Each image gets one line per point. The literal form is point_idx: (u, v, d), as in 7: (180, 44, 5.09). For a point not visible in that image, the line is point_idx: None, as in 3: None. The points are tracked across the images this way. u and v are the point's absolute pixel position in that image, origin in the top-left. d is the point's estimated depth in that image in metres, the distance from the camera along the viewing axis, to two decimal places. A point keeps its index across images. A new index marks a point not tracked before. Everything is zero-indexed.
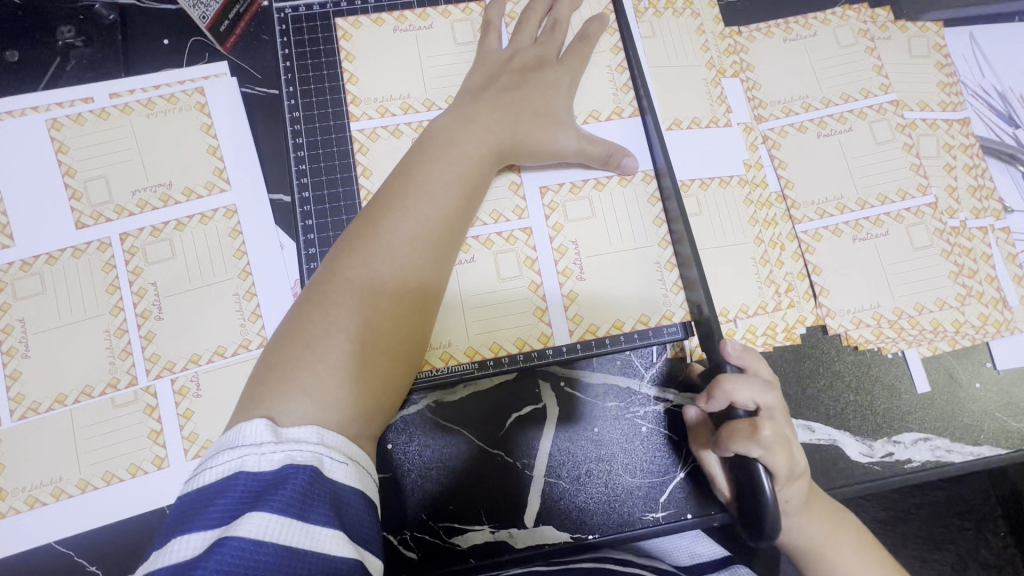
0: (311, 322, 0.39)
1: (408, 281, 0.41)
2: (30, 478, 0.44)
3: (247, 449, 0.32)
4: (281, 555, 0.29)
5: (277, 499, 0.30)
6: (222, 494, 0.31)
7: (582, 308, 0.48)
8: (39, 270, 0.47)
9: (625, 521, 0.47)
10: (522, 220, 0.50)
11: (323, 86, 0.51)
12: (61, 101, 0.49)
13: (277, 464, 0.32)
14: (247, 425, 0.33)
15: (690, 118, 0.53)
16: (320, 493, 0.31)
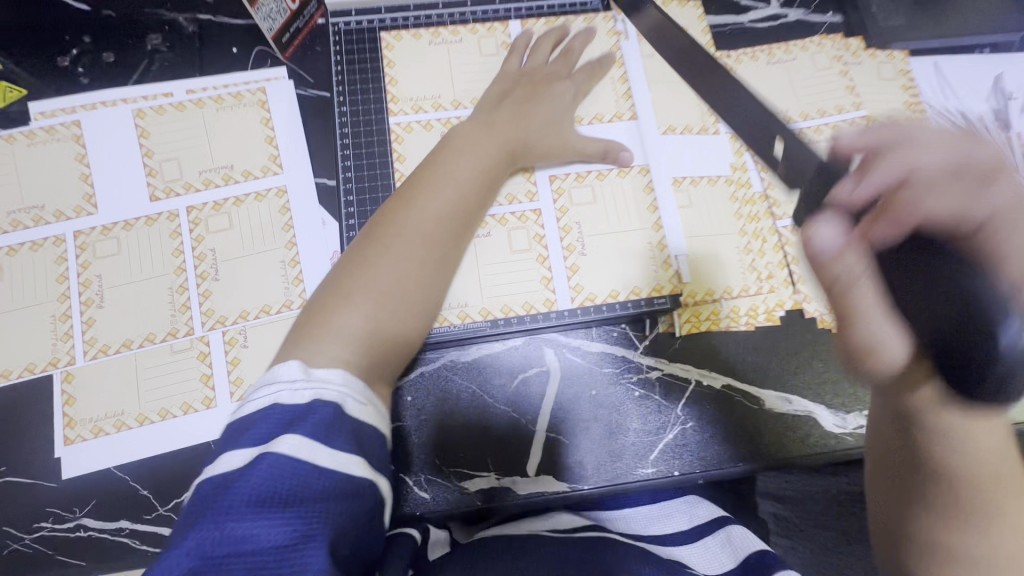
0: (341, 293, 0.44)
1: (426, 261, 0.48)
2: (97, 411, 0.50)
3: (282, 385, 0.37)
4: (311, 471, 0.33)
5: (307, 424, 0.35)
6: (260, 420, 0.36)
7: (583, 278, 0.56)
8: (117, 234, 0.55)
9: (618, 475, 0.52)
10: (533, 203, 0.57)
11: (369, 89, 0.59)
12: (145, 94, 0.58)
13: (308, 399, 0.37)
14: (282, 366, 0.38)
15: (683, 126, 0.60)
16: (343, 425, 0.36)
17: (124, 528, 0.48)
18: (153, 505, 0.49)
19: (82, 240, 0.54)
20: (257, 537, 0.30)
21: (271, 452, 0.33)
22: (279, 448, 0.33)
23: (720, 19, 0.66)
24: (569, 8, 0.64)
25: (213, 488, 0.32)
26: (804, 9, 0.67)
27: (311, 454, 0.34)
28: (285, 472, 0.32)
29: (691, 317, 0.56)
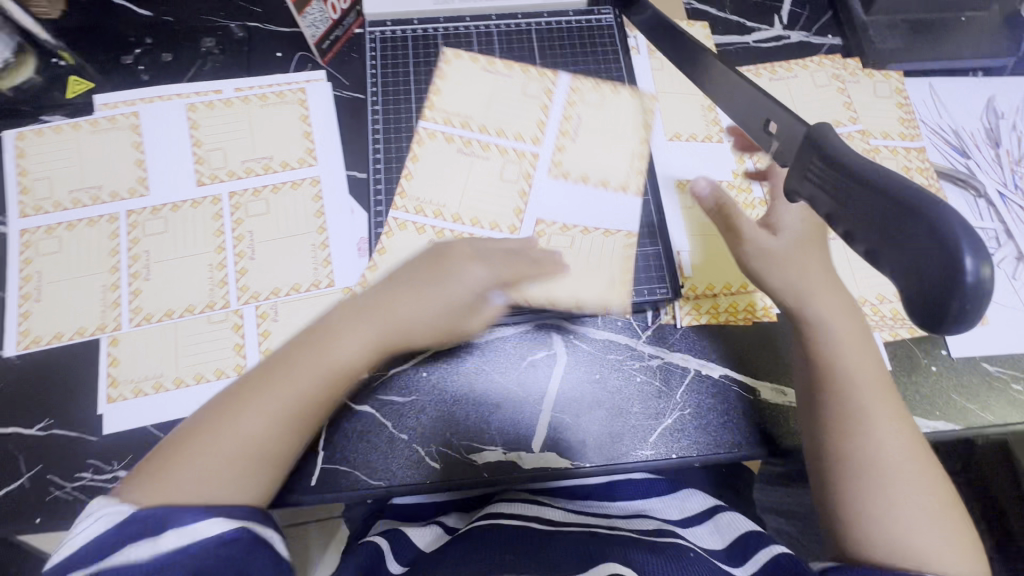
0: (175, 458, 0.44)
1: (289, 388, 0.47)
2: (139, 373, 0.55)
3: (103, 513, 0.41)
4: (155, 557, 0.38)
5: (144, 531, 0.39)
6: (88, 549, 0.39)
7: (592, 269, 0.59)
8: (165, 215, 0.60)
9: (620, 455, 0.55)
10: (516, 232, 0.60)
11: (401, 97, 0.65)
12: (198, 91, 0.64)
13: (125, 519, 0.40)
14: (91, 504, 0.42)
15: (688, 134, 0.65)
16: (156, 515, 0.40)
17: None
18: None
19: (134, 218, 0.60)
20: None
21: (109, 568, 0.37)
22: (124, 555, 0.38)
23: (726, 39, 0.71)
24: (585, 25, 0.69)
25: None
26: (805, 32, 0.72)
27: (146, 535, 0.39)
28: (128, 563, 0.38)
29: (692, 309, 0.59)
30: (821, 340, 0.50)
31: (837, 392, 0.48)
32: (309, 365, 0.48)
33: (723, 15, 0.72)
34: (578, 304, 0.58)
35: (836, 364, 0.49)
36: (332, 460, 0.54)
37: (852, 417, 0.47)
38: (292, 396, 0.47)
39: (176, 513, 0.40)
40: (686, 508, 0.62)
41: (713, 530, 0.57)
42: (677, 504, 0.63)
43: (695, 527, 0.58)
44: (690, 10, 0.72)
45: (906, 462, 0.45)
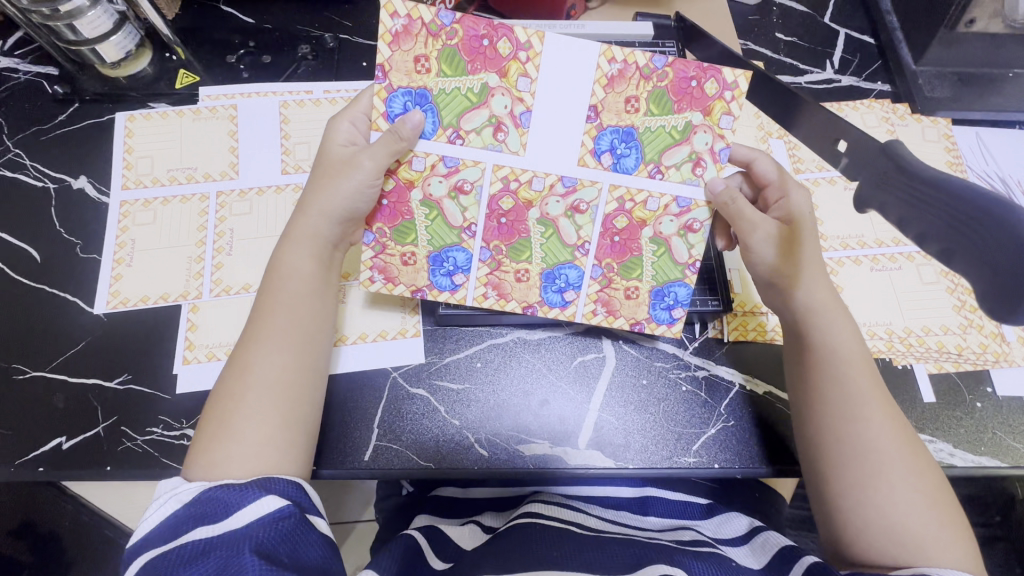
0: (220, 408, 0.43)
1: (298, 322, 0.46)
2: (214, 339, 0.58)
3: (167, 496, 0.40)
4: (226, 532, 0.36)
5: (214, 509, 0.37)
6: (159, 529, 0.38)
7: None
8: (251, 198, 0.65)
9: (663, 459, 0.56)
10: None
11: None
12: (291, 90, 0.70)
13: (192, 496, 0.39)
14: (161, 487, 0.41)
15: None
16: (223, 493, 0.38)
17: None
18: None
19: (223, 198, 0.65)
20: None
21: (175, 545, 0.36)
22: (188, 537, 0.36)
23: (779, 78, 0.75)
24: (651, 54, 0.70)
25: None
26: (856, 77, 0.76)
27: (217, 510, 0.37)
28: (197, 543, 0.36)
29: (739, 325, 0.61)
30: (829, 328, 0.52)
31: (831, 380, 0.51)
32: (309, 308, 0.47)
33: (777, 56, 0.77)
34: None
35: (835, 350, 0.51)
36: (384, 438, 0.56)
37: (851, 404, 0.49)
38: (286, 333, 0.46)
39: (243, 489, 0.39)
40: (723, 527, 0.61)
41: (751, 548, 0.55)
42: (714, 525, 0.61)
43: (729, 545, 0.57)
44: (747, 50, 0.77)
45: (894, 454, 0.47)
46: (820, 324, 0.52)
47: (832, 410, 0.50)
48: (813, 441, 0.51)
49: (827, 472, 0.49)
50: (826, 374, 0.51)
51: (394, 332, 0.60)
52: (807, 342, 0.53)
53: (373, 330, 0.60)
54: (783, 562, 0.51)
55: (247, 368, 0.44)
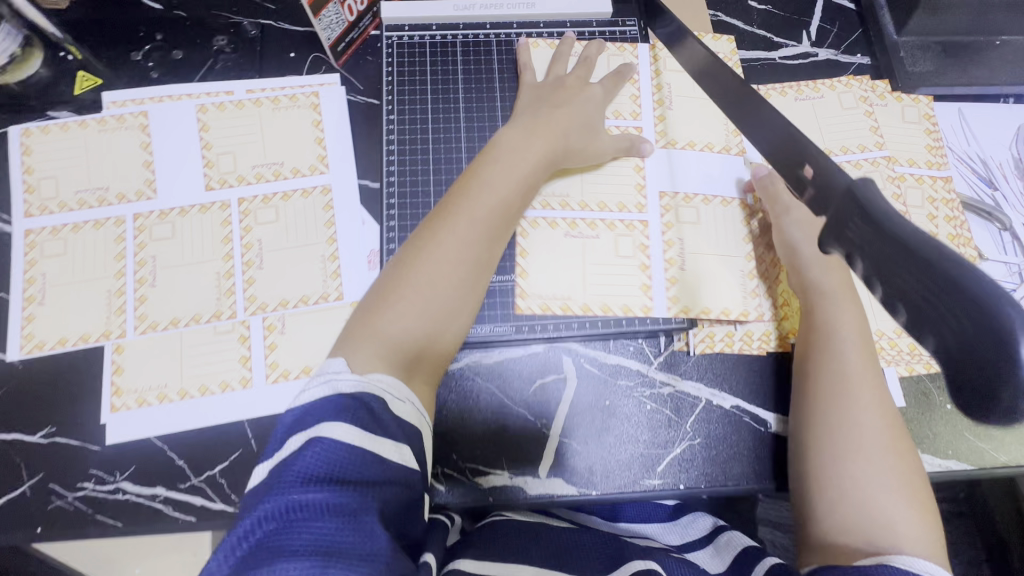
0: (370, 326, 0.48)
1: (424, 291, 0.49)
2: (143, 382, 0.54)
3: (329, 375, 0.44)
4: (366, 453, 0.40)
5: (357, 416, 0.41)
6: (317, 407, 0.41)
7: (609, 301, 0.58)
8: (173, 220, 0.59)
9: (626, 484, 0.54)
10: (637, 121, 0.64)
11: (485, 115, 0.63)
12: (208, 91, 0.62)
13: (352, 389, 0.42)
14: (331, 361, 0.45)
15: (705, 142, 0.64)
16: (373, 413, 0.42)
17: (158, 495, 0.51)
18: (187, 475, 0.52)
19: (141, 222, 0.59)
20: (329, 503, 0.37)
21: (328, 433, 0.40)
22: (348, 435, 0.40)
23: (752, 55, 0.69)
24: (609, 37, 0.66)
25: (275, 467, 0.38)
26: (833, 50, 0.70)
27: (358, 420, 0.41)
28: (338, 446, 0.39)
29: (706, 337, 0.58)
30: (829, 312, 0.55)
31: (827, 362, 0.53)
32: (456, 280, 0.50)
33: (749, 29, 0.70)
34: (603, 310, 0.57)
35: (835, 330, 0.54)
36: None
37: (842, 404, 0.52)
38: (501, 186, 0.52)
39: (384, 417, 0.43)
40: (692, 527, 0.61)
41: (715, 555, 0.55)
42: (683, 526, 0.62)
43: (695, 551, 0.57)
44: (717, 23, 0.70)
45: (881, 453, 0.49)
46: (819, 319, 0.55)
47: (817, 407, 0.52)
48: (800, 434, 0.53)
49: (812, 460, 0.51)
50: (824, 355, 0.53)
51: (526, 305, 0.57)
52: (810, 348, 0.55)
53: (614, 305, 0.58)
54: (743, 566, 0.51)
55: (366, 341, 0.47)
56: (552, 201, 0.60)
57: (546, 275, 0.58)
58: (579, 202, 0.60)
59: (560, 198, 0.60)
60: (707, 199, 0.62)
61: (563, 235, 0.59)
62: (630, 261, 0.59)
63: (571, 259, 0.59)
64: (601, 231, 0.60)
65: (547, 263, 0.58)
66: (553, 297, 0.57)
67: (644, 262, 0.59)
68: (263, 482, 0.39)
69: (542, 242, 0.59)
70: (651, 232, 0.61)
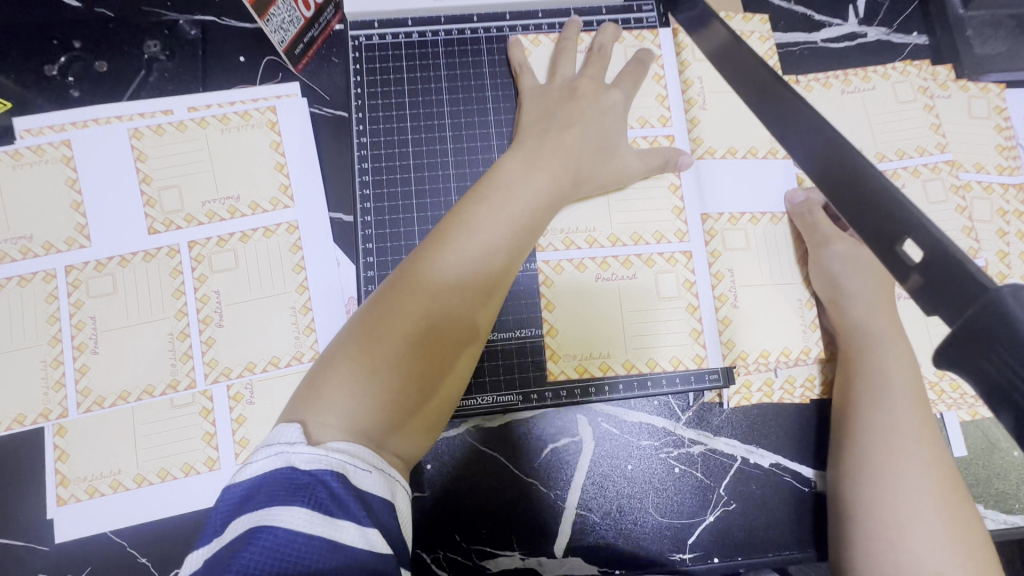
0: (342, 387, 0.37)
1: (417, 340, 0.39)
2: (92, 469, 0.47)
3: (281, 446, 0.33)
4: (325, 543, 0.30)
5: (312, 495, 0.31)
6: (266, 485, 0.32)
7: (635, 357, 0.50)
8: (112, 271, 0.50)
9: (652, 559, 0.48)
10: (666, 128, 0.53)
11: (475, 132, 0.53)
12: (143, 111, 0.52)
13: (308, 464, 0.32)
14: (283, 427, 0.35)
15: (746, 149, 0.53)
16: (329, 491, 0.31)
17: None
18: (152, 574, 0.46)
19: (75, 275, 0.50)
20: None
21: (271, 524, 0.30)
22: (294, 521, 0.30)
23: (790, 38, 0.58)
24: (622, 24, 0.55)
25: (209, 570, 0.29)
26: (886, 28, 0.59)
27: (313, 500, 0.31)
28: (290, 537, 0.29)
29: (742, 387, 0.50)
30: (876, 357, 0.46)
31: (876, 414, 0.44)
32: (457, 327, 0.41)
33: (787, 5, 0.59)
34: (628, 367, 0.50)
35: (887, 382, 0.45)
36: None
37: (879, 462, 0.43)
38: (507, 216, 0.44)
39: (347, 494, 0.32)
40: None
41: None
42: None
43: None
44: None
45: (934, 526, 0.41)
46: (867, 366, 0.46)
47: (852, 467, 0.45)
48: (837, 496, 0.46)
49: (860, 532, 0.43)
50: (868, 406, 0.45)
51: (560, 368, 0.50)
52: (854, 398, 0.46)
53: (641, 359, 0.50)
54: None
55: (336, 413, 0.36)
56: (576, 238, 0.51)
57: (578, 329, 0.50)
58: (609, 236, 0.51)
59: (585, 234, 0.51)
60: (755, 217, 0.52)
61: (594, 279, 0.51)
62: (675, 301, 0.51)
63: (605, 305, 0.50)
64: (638, 269, 0.51)
65: (580, 311, 0.50)
66: (589, 356, 0.50)
67: (692, 301, 0.51)
68: None
69: (571, 288, 0.51)
70: (697, 264, 0.52)
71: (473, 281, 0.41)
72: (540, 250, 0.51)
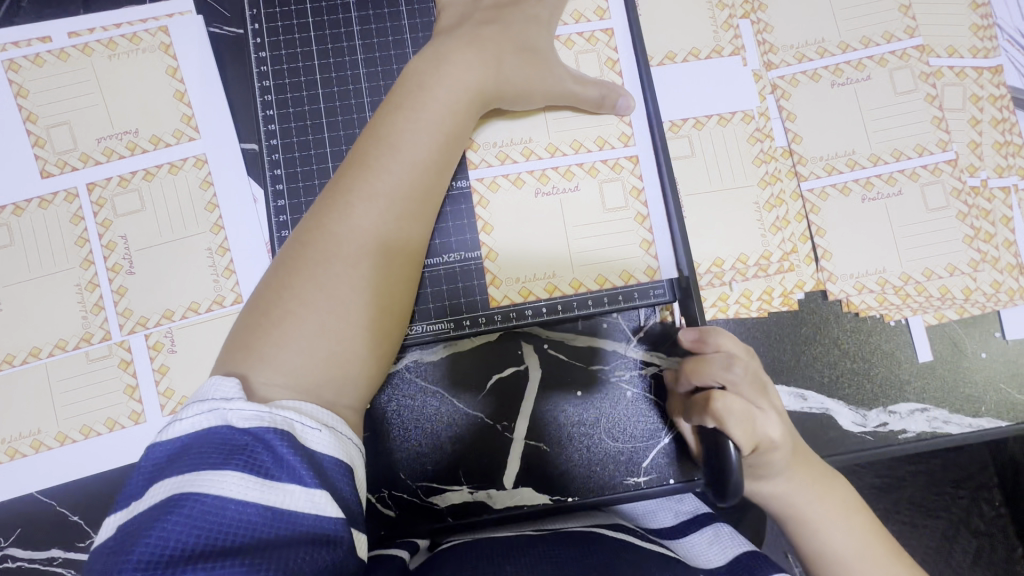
0: (267, 336, 0.35)
1: (352, 275, 0.37)
2: (8, 430, 0.44)
3: (217, 403, 0.31)
4: (262, 511, 0.28)
5: (251, 458, 0.29)
6: (200, 446, 0.29)
7: (582, 275, 0.46)
8: (7, 221, 0.46)
9: (605, 484, 0.46)
10: (605, 21, 0.48)
11: (388, 40, 0.47)
12: (17, 40, 0.46)
13: (247, 422, 0.30)
14: (219, 380, 0.32)
15: (685, 52, 0.49)
16: (272, 453, 0.29)
17: (57, 557, 0.43)
18: (85, 532, 0.44)
19: None
20: None
21: (204, 493, 0.27)
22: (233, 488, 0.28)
23: None
24: None
25: (132, 537, 0.27)
26: None
27: (253, 464, 0.28)
28: (222, 503, 0.27)
29: None
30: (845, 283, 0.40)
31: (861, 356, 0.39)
32: (383, 252, 0.39)
33: None
34: (576, 284, 0.46)
35: None
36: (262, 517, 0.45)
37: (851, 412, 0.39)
38: (422, 133, 0.40)
39: (293, 455, 0.29)
40: None
41: (713, 545, 0.40)
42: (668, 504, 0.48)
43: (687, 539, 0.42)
44: None
45: None
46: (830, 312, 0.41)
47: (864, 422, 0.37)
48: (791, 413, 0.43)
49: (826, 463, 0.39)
50: None
51: (502, 294, 0.46)
52: None
53: (590, 277, 0.46)
54: (749, 565, 0.38)
55: (260, 355, 0.34)
56: (512, 151, 0.47)
57: (523, 249, 0.46)
58: (547, 145, 0.47)
59: (521, 145, 0.47)
60: (700, 121, 0.48)
61: (533, 194, 0.47)
62: (623, 212, 0.47)
63: (549, 224, 0.46)
64: (581, 179, 0.47)
65: (522, 232, 0.46)
66: (534, 277, 0.46)
67: (641, 211, 0.47)
68: (117, 552, 0.27)
69: (512, 207, 0.47)
70: (646, 169, 0.47)
71: (399, 202, 0.39)
72: (472, 166, 0.47)
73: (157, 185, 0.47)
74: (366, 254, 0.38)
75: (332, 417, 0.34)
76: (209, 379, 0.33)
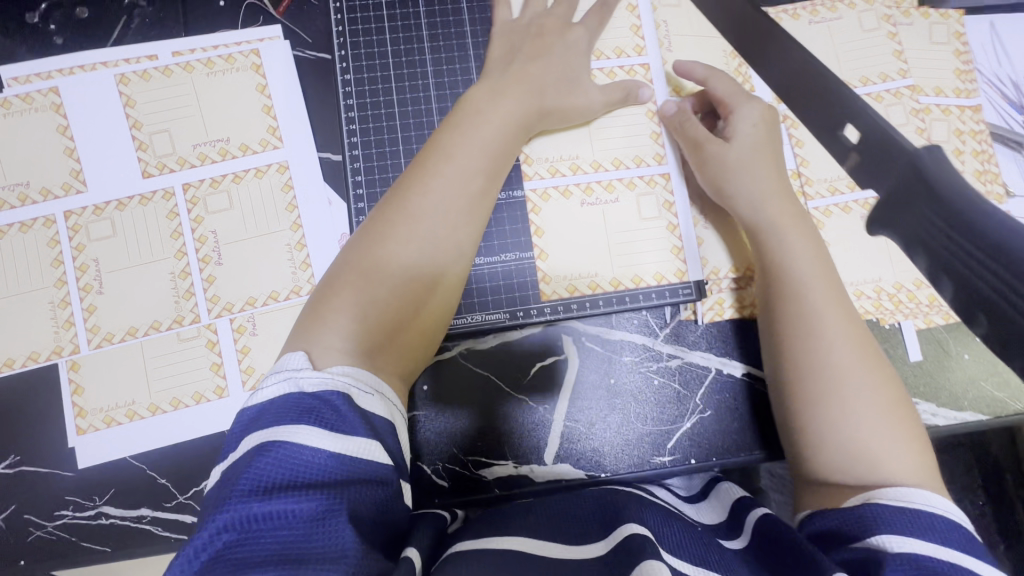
0: (349, 316, 0.40)
1: (421, 268, 0.43)
2: (106, 401, 0.49)
3: (291, 372, 0.35)
4: (333, 458, 0.32)
5: (320, 415, 0.33)
6: (276, 408, 0.33)
7: (624, 274, 0.53)
8: (110, 215, 0.51)
9: (636, 463, 0.52)
10: (644, 56, 0.55)
11: (455, 68, 0.54)
12: (128, 57, 0.53)
13: (316, 387, 0.34)
14: (289, 355, 0.37)
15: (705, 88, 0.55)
16: (339, 410, 0.34)
17: (145, 516, 0.48)
18: (172, 493, 0.49)
19: (75, 221, 0.51)
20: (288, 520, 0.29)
21: (284, 443, 0.31)
22: (309, 438, 0.32)
23: None
24: None
25: (224, 485, 0.31)
26: None
27: (322, 419, 0.33)
28: (299, 449, 0.31)
29: (713, 305, 0.53)
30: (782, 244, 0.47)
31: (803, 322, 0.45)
32: (451, 246, 0.45)
33: None
34: (617, 283, 0.53)
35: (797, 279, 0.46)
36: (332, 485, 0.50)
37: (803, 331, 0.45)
38: (486, 147, 0.47)
39: (354, 413, 0.34)
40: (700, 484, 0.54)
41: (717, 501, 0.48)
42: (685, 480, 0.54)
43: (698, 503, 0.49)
44: None
45: None
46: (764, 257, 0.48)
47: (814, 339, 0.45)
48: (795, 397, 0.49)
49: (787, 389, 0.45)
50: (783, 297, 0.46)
51: (552, 289, 0.52)
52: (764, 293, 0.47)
53: (629, 276, 0.53)
54: None
55: (340, 330, 0.39)
56: (561, 166, 0.54)
57: (572, 251, 0.53)
58: (592, 161, 0.54)
59: (570, 161, 0.54)
60: None
61: (580, 203, 0.53)
62: (658, 221, 0.53)
63: (591, 230, 0.53)
64: (621, 192, 0.53)
65: (568, 238, 0.53)
66: (582, 276, 0.53)
67: (673, 220, 0.54)
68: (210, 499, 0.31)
69: (560, 215, 0.53)
70: (677, 184, 0.54)
71: (459, 204, 0.46)
72: (526, 178, 0.53)
73: (244, 187, 0.53)
74: (441, 250, 0.45)
75: (378, 382, 0.38)
76: (278, 357, 0.38)
